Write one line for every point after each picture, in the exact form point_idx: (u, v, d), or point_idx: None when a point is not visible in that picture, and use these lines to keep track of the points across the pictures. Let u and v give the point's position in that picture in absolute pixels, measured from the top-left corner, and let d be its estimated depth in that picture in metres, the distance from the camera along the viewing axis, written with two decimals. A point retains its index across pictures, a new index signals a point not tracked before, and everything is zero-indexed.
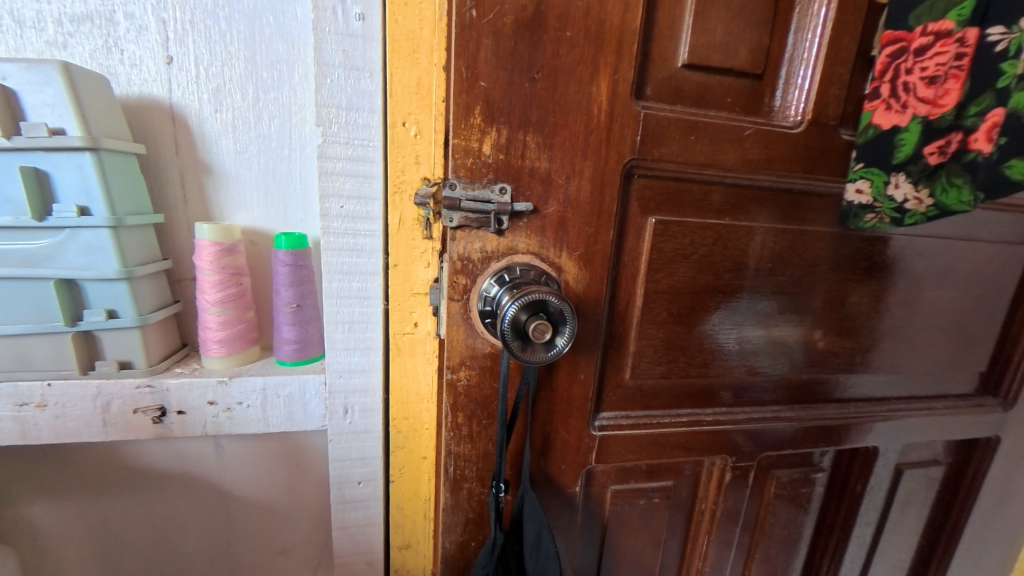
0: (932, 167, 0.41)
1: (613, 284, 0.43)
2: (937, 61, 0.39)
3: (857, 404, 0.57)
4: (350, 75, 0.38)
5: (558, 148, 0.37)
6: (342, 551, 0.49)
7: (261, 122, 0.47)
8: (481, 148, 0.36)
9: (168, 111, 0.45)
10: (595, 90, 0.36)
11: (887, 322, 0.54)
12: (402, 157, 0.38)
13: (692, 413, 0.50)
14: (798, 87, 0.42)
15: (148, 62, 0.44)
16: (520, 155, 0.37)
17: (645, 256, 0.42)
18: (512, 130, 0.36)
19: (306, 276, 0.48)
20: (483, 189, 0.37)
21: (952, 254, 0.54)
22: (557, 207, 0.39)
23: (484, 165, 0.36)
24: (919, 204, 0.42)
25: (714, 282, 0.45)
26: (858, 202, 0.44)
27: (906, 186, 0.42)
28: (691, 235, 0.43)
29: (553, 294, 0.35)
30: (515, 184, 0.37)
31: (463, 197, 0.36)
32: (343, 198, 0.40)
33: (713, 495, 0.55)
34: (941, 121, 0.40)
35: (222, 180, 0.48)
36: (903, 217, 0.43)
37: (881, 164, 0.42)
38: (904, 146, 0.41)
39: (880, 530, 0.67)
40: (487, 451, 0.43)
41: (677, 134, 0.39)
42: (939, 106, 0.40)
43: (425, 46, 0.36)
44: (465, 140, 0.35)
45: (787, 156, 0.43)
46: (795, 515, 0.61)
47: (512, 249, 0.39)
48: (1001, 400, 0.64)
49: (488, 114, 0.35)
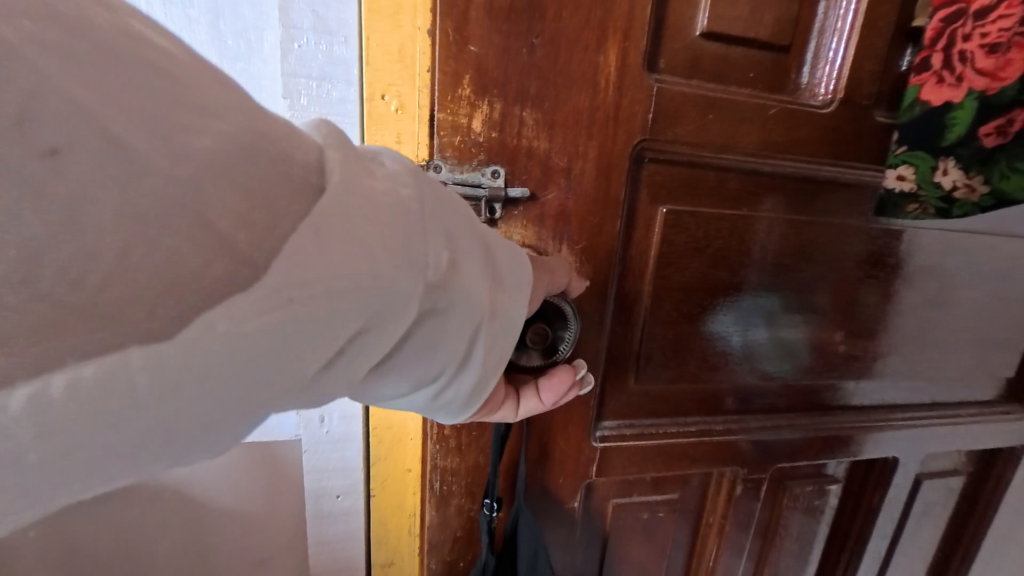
0: (989, 149, 0.38)
1: (619, 282, 0.38)
2: (1000, 26, 0.35)
3: (877, 411, 0.54)
4: (322, 40, 0.34)
5: (559, 126, 0.33)
6: (320, 567, 0.46)
7: (230, 98, 0.35)
8: (470, 125, 0.32)
9: None
10: (603, 59, 0.32)
11: (913, 326, 0.50)
12: (379, 133, 0.33)
13: (702, 421, 0.46)
14: (830, 61, 0.37)
15: None
16: (515, 134, 0.32)
17: (654, 252, 0.38)
18: (507, 105, 0.32)
19: None
20: (472, 172, 0.32)
21: (985, 251, 0.50)
22: (558, 195, 0.34)
23: (475, 145, 0.32)
24: (972, 192, 0.39)
25: (728, 280, 0.41)
26: (899, 189, 0.40)
27: (961, 171, 0.39)
28: (705, 228, 0.39)
29: (555, 299, 0.34)
30: (510, 167, 0.33)
31: (449, 180, 0.32)
32: None
33: (722, 509, 0.52)
34: (1006, 95, 0.37)
35: None
36: (950, 207, 0.41)
37: (930, 145, 0.38)
38: (959, 124, 0.38)
39: (895, 544, 0.63)
40: (478, 466, 0.39)
41: (693, 113, 0.35)
42: (1000, 79, 0.36)
43: (408, 7, 0.31)
44: (452, 115, 0.31)
45: (812, 141, 0.38)
46: (809, 531, 0.57)
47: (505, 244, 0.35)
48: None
49: (479, 84, 0.31)
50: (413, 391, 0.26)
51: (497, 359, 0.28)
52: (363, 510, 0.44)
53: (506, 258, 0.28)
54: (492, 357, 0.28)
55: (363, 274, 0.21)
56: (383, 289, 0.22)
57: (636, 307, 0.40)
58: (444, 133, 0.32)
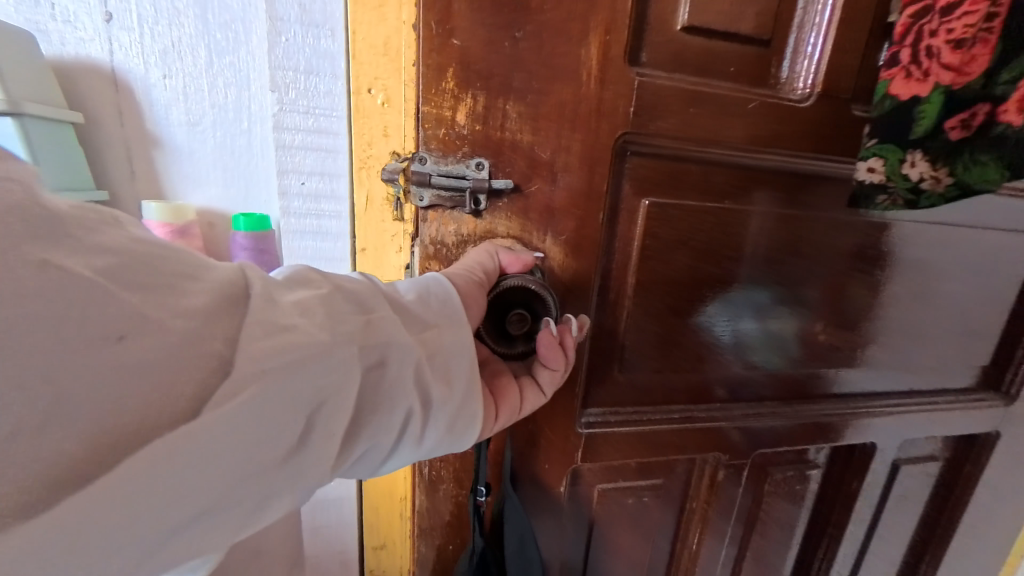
0: (954, 142, 0.38)
1: (605, 273, 0.39)
2: (966, 22, 0.35)
3: (857, 399, 0.55)
4: (308, 33, 0.34)
5: (543, 118, 0.33)
6: (313, 553, 0.47)
7: (215, 89, 0.42)
8: (454, 117, 0.33)
9: (109, 76, 0.41)
10: (586, 51, 0.32)
11: (892, 316, 0.52)
12: (366, 128, 0.34)
13: (685, 409, 0.47)
14: (808, 56, 0.38)
15: (84, 18, 0.40)
16: (499, 126, 0.33)
17: (639, 243, 0.39)
18: (491, 97, 0.33)
19: (266, 261, 0.43)
20: (457, 165, 0.33)
21: (963, 242, 0.51)
22: (543, 186, 0.35)
23: (459, 137, 0.33)
24: (939, 183, 0.38)
25: (711, 271, 0.42)
26: (870, 181, 0.39)
27: (930, 164, 0.38)
28: (689, 221, 0.40)
29: (535, 285, 0.34)
30: (495, 159, 0.34)
31: (433, 172, 0.33)
32: (303, 174, 0.36)
33: (706, 494, 0.53)
34: (967, 90, 0.36)
35: (171, 154, 0.43)
36: (918, 199, 0.39)
37: (899, 138, 0.38)
38: (926, 118, 0.37)
39: (874, 527, 0.65)
40: (466, 452, 0.40)
41: (677, 107, 0.36)
42: (965, 74, 0.36)
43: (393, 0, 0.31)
44: (436, 107, 0.32)
45: (794, 134, 0.39)
46: (788, 513, 0.60)
47: (491, 234, 0.36)
48: (1002, 394, 0.62)
49: (463, 78, 0.32)
50: (390, 450, 0.27)
51: (461, 398, 0.29)
52: (356, 498, 0.45)
53: (437, 303, 0.29)
54: (454, 399, 0.28)
55: (309, 344, 0.22)
56: (333, 356, 0.23)
57: (619, 295, 0.40)
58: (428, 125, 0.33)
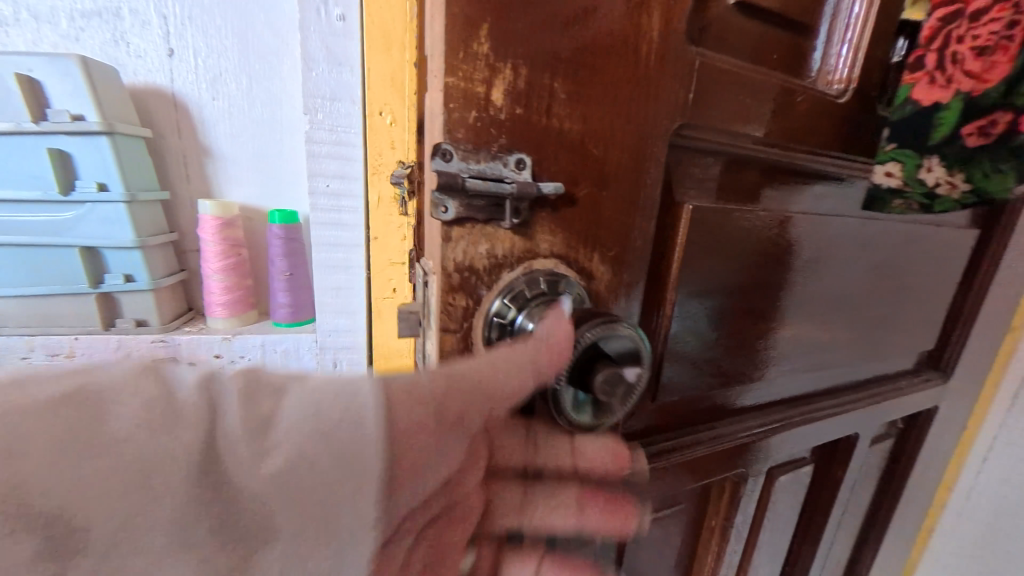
0: (970, 149, 0.40)
1: (650, 287, 0.33)
2: (990, 28, 0.36)
3: (890, 393, 0.53)
4: (333, 70, 0.38)
5: (589, 103, 0.28)
6: None
7: (252, 104, 0.45)
8: (487, 96, 0.26)
9: (170, 98, 0.44)
10: (645, 21, 0.28)
11: (915, 310, 0.50)
12: (376, 144, 0.36)
13: (733, 422, 0.41)
14: (840, 51, 0.38)
15: (150, 53, 0.43)
16: (542, 110, 0.27)
17: (682, 255, 0.32)
18: (534, 73, 0.26)
19: (296, 248, 0.48)
20: (491, 162, 0.26)
21: (980, 235, 0.51)
22: (590, 188, 0.29)
23: (492, 124, 0.26)
24: (954, 189, 0.42)
25: (763, 276, 0.37)
26: (887, 185, 0.41)
27: (947, 169, 0.41)
28: (737, 236, 0.34)
29: (623, 323, 0.25)
30: (536, 155, 0.28)
31: (463, 172, 0.26)
32: (328, 178, 0.40)
33: (756, 514, 0.50)
34: (986, 98, 0.38)
35: (220, 162, 0.47)
36: (934, 203, 0.43)
37: (917, 145, 0.40)
38: (944, 125, 0.39)
39: (893, 519, 0.66)
40: None
41: (728, 91, 0.33)
42: (985, 81, 0.38)
43: (396, 38, 0.34)
44: (465, 80, 0.25)
45: (822, 131, 0.38)
46: (803, 513, 0.58)
47: (531, 252, 0.29)
48: (990, 379, 0.63)
49: (497, 42, 0.25)
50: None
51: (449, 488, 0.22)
52: None
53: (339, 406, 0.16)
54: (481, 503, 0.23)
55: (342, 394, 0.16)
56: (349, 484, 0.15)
57: (652, 302, 0.33)
58: (458, 102, 0.25)
